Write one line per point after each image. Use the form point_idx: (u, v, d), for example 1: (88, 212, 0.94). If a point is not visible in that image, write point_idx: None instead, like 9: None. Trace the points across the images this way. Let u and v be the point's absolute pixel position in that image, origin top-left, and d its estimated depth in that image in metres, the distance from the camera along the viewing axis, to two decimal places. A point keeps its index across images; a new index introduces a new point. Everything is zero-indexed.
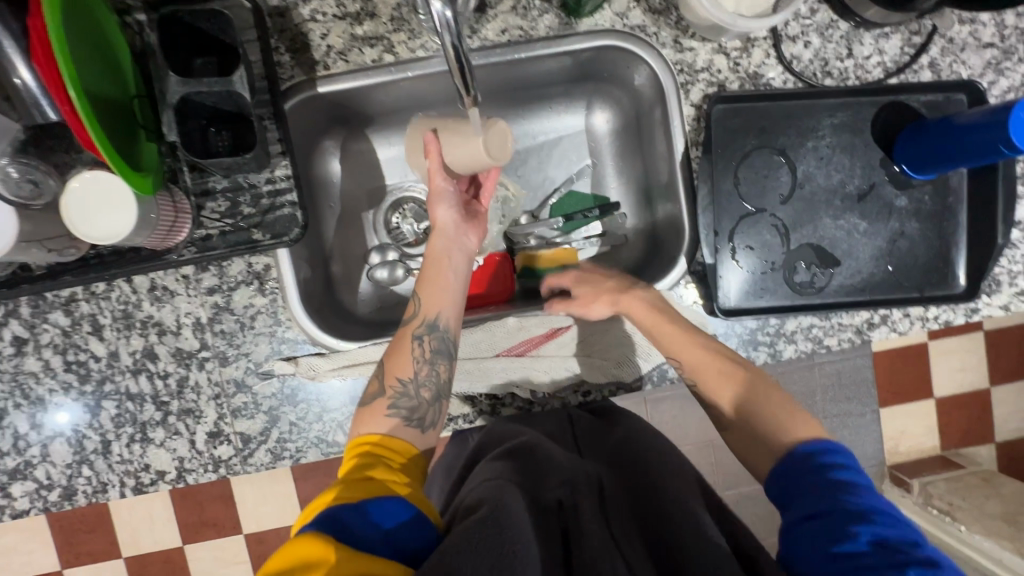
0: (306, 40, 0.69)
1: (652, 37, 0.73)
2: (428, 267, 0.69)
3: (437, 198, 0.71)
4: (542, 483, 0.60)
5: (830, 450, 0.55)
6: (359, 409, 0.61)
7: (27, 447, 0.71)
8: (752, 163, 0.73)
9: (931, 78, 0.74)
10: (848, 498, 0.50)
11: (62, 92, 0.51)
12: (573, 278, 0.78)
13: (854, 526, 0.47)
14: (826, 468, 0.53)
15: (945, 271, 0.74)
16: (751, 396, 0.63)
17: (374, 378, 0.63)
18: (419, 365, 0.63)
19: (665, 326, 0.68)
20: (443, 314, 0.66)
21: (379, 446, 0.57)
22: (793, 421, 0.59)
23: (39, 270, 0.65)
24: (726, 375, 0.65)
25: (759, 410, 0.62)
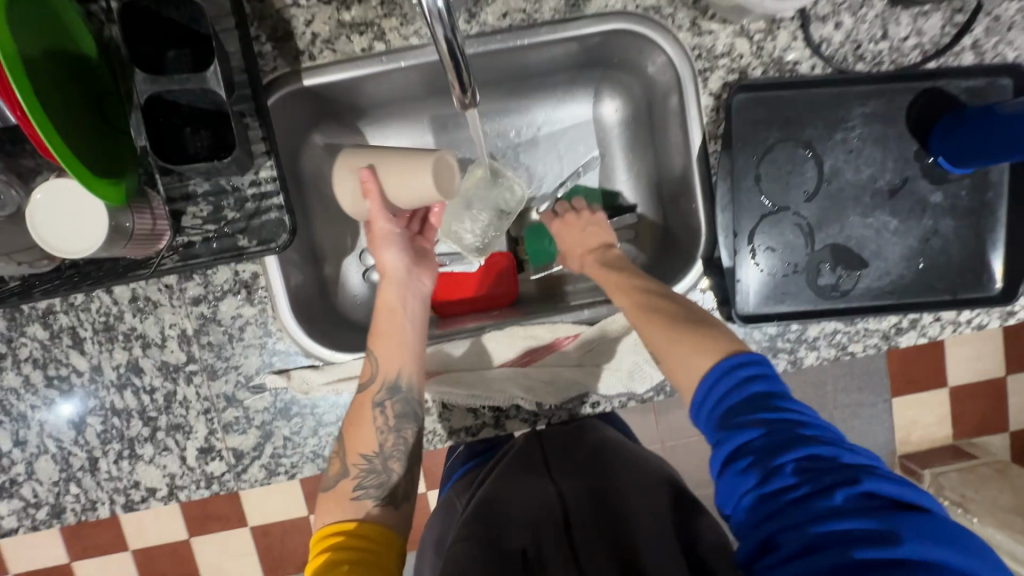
0: (289, 27, 0.63)
1: (667, 20, 0.66)
2: (380, 322, 0.65)
3: (382, 242, 0.67)
4: (505, 531, 0.61)
5: (752, 372, 0.52)
6: (323, 493, 0.60)
7: (11, 464, 0.68)
8: (775, 158, 0.67)
9: (973, 60, 0.67)
10: (772, 420, 0.49)
11: (11, 96, 0.46)
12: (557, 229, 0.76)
13: (779, 456, 0.46)
14: (750, 398, 0.51)
15: (980, 271, 0.69)
16: (682, 328, 0.57)
17: (334, 455, 0.61)
18: (383, 435, 0.61)
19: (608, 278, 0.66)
20: (397, 367, 0.63)
21: (349, 535, 0.56)
22: (715, 339, 0.56)
23: (13, 282, 0.62)
24: (658, 307, 0.60)
25: (682, 336, 0.56)
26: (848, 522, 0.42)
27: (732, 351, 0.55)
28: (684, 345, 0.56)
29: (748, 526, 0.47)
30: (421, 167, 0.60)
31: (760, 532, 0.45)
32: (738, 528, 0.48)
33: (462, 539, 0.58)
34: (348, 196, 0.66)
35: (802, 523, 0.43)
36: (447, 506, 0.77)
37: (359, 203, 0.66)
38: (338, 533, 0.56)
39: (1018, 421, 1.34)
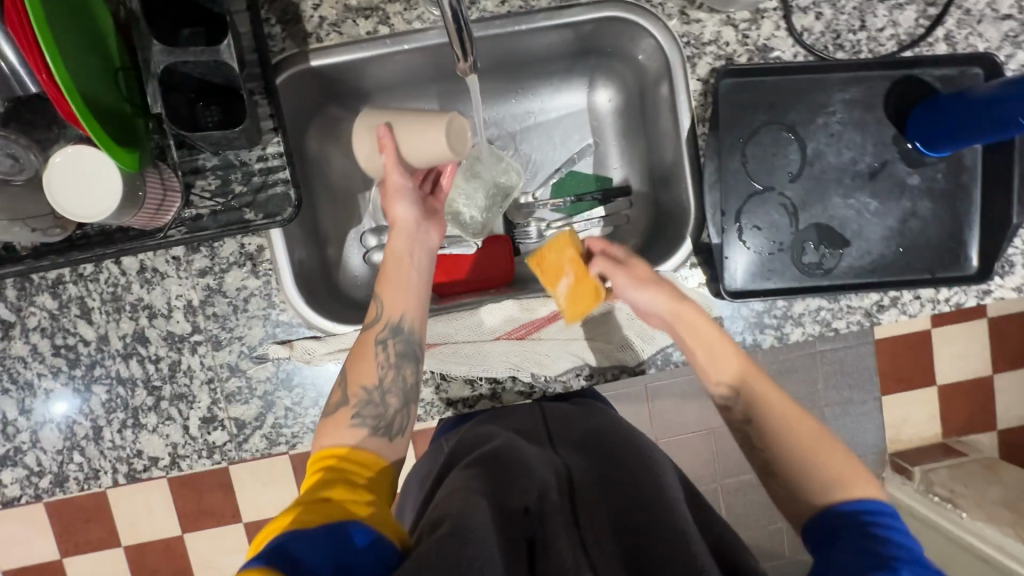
0: (298, 10, 0.66)
1: (657, 8, 0.70)
2: (388, 268, 0.65)
3: (395, 194, 0.67)
4: (508, 488, 0.58)
5: (874, 511, 0.53)
6: (321, 421, 0.60)
7: (16, 433, 0.69)
8: (760, 140, 0.70)
9: (946, 51, 0.71)
10: (892, 546, 0.47)
11: (39, 59, 0.48)
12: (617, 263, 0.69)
13: (893, 562, 0.45)
14: (873, 524, 0.51)
15: (957, 252, 0.72)
16: (808, 451, 0.58)
17: (336, 386, 0.61)
18: (383, 370, 0.61)
19: (712, 334, 0.64)
20: (400, 310, 0.63)
21: (345, 458, 0.56)
22: (848, 476, 0.56)
23: (24, 250, 0.64)
24: (784, 414, 0.61)
25: (807, 463, 0.58)
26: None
27: (865, 497, 0.54)
28: (804, 467, 0.58)
29: None
30: (435, 126, 0.65)
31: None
32: None
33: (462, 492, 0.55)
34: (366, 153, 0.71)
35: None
36: (434, 455, 0.81)
37: (375, 157, 0.70)
38: (334, 456, 0.56)
39: (1006, 419, 1.35)
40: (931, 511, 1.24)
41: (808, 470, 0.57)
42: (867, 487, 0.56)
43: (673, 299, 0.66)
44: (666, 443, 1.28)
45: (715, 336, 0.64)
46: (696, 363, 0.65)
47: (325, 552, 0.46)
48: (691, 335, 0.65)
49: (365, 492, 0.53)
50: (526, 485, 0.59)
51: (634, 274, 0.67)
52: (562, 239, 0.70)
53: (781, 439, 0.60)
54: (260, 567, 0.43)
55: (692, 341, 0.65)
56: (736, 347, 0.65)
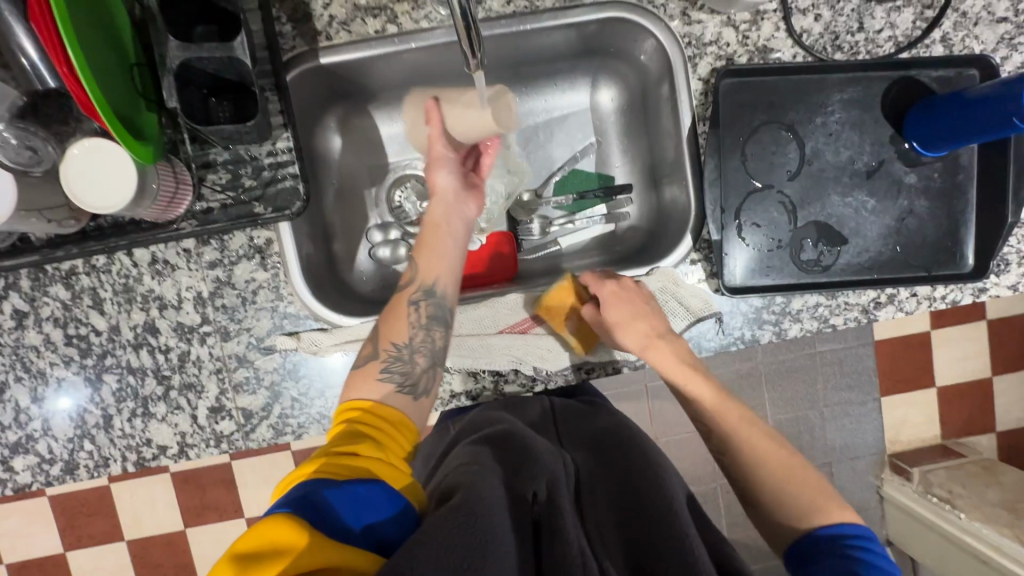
0: (308, 9, 0.68)
1: (660, 9, 0.72)
2: (427, 234, 0.70)
3: (438, 164, 0.74)
4: (518, 472, 0.58)
5: (851, 534, 0.58)
6: (353, 371, 0.61)
7: (28, 421, 0.71)
8: (760, 139, 0.72)
9: (943, 52, 0.73)
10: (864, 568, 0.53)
11: (60, 54, 0.50)
12: (611, 289, 0.71)
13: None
14: (849, 547, 0.56)
15: (954, 250, 0.74)
16: (785, 481, 0.63)
17: (368, 341, 0.63)
18: (414, 330, 0.63)
19: (690, 377, 0.68)
20: (437, 275, 0.66)
21: (368, 412, 0.57)
22: (823, 505, 0.61)
23: (39, 241, 0.65)
24: (758, 449, 0.65)
25: (788, 492, 0.62)
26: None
27: (839, 522, 0.59)
28: (779, 497, 0.62)
29: None
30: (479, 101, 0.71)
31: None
32: None
33: (474, 469, 0.54)
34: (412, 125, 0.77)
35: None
36: (439, 437, 0.85)
37: (420, 130, 0.76)
38: (359, 409, 0.57)
39: (1004, 420, 1.36)
40: (929, 511, 1.25)
41: (784, 500, 0.62)
42: (845, 514, 0.60)
43: (651, 338, 0.68)
44: (666, 442, 1.29)
45: (691, 377, 0.68)
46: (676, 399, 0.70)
47: (348, 505, 0.47)
48: (668, 373, 0.68)
49: (387, 450, 0.54)
50: (536, 472, 0.58)
51: (606, 322, 0.69)
52: (562, 287, 0.75)
53: (757, 472, 0.64)
54: (287, 512, 0.44)
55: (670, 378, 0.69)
56: (714, 387, 0.69)
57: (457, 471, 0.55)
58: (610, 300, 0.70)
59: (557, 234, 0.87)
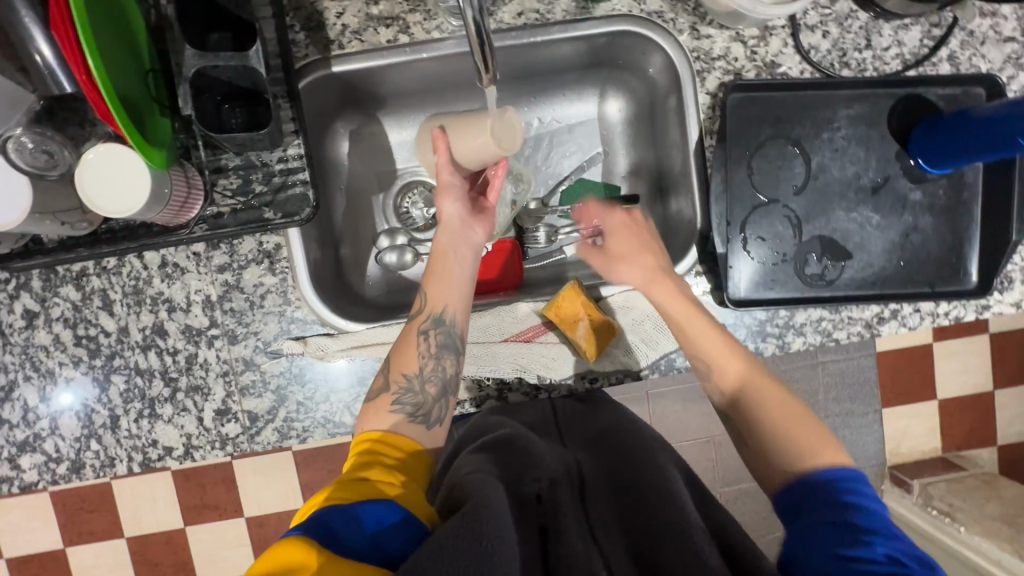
0: (321, 18, 0.68)
1: (669, 23, 0.72)
2: (434, 262, 0.68)
3: (444, 192, 0.69)
4: (522, 476, 0.59)
5: (842, 475, 0.54)
6: (367, 403, 0.61)
7: (36, 419, 0.71)
8: (766, 153, 0.72)
9: (950, 71, 0.73)
10: (863, 515, 0.50)
11: (79, 61, 0.51)
12: (618, 221, 0.74)
13: (868, 537, 0.48)
14: (841, 489, 0.53)
15: (957, 266, 0.74)
16: (784, 424, 0.60)
17: (380, 373, 0.63)
18: (424, 360, 0.63)
19: (687, 314, 0.66)
20: (444, 306, 0.65)
21: (380, 440, 0.57)
22: (817, 446, 0.57)
23: (51, 243, 0.66)
24: (755, 386, 0.63)
25: (781, 436, 0.59)
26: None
27: (835, 464, 0.55)
28: (776, 443, 0.59)
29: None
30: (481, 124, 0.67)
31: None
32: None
33: (481, 474, 0.55)
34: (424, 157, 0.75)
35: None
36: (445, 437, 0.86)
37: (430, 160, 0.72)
38: (372, 437, 0.57)
39: (1005, 435, 1.36)
40: (929, 523, 1.25)
41: (782, 445, 0.58)
42: (840, 455, 0.57)
43: (650, 277, 0.69)
44: None
45: (691, 319, 0.66)
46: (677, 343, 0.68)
47: (358, 524, 0.47)
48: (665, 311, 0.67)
49: (399, 472, 0.54)
50: (539, 474, 0.60)
51: (610, 257, 0.73)
52: (571, 289, 0.73)
53: (754, 413, 0.62)
54: (299, 535, 0.45)
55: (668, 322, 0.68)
56: (711, 321, 0.66)
57: (470, 475, 0.55)
58: (613, 229, 0.74)
59: (563, 243, 0.87)
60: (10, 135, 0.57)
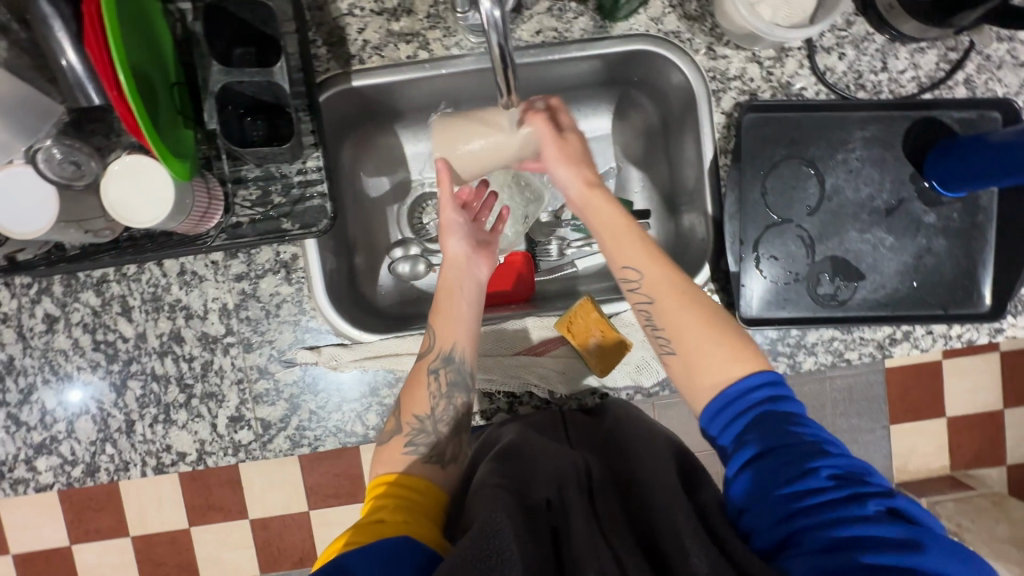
0: (343, 33, 0.70)
1: (685, 43, 0.73)
2: (440, 300, 0.70)
3: (448, 231, 0.73)
4: (528, 481, 0.57)
5: (763, 383, 0.56)
6: (378, 446, 0.64)
7: (53, 422, 0.72)
8: (781, 173, 0.73)
9: (966, 94, 0.73)
10: (797, 431, 0.52)
11: (110, 77, 0.52)
12: (569, 123, 0.70)
13: (815, 462, 0.50)
14: (764, 403, 0.55)
15: (971, 289, 0.74)
16: (709, 334, 0.58)
17: (391, 415, 0.65)
18: (435, 400, 0.65)
19: (619, 221, 0.65)
20: (451, 342, 0.67)
21: (391, 484, 0.59)
22: (740, 352, 0.57)
23: (74, 250, 0.67)
24: (681, 293, 0.61)
25: (707, 344, 0.58)
26: (884, 529, 0.45)
27: (751, 369, 0.56)
28: (702, 355, 0.58)
29: (767, 524, 0.49)
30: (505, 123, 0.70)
31: (783, 529, 0.48)
32: (754, 523, 0.50)
33: (495, 489, 0.54)
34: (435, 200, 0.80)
35: (828, 524, 0.46)
36: None
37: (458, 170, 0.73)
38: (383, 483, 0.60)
39: (1016, 455, 1.34)
40: None
41: (708, 356, 0.58)
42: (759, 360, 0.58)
43: (588, 184, 0.67)
44: None
45: (624, 227, 0.64)
46: (604, 251, 0.65)
47: (371, 559, 0.49)
48: (601, 219, 0.65)
49: (411, 508, 0.56)
50: (548, 478, 0.58)
51: (561, 147, 0.68)
52: (583, 305, 0.73)
53: (680, 322, 0.60)
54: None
55: (600, 227, 0.65)
56: (642, 231, 0.64)
57: (483, 490, 0.55)
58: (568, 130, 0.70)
59: (575, 256, 0.88)
60: (38, 146, 0.58)
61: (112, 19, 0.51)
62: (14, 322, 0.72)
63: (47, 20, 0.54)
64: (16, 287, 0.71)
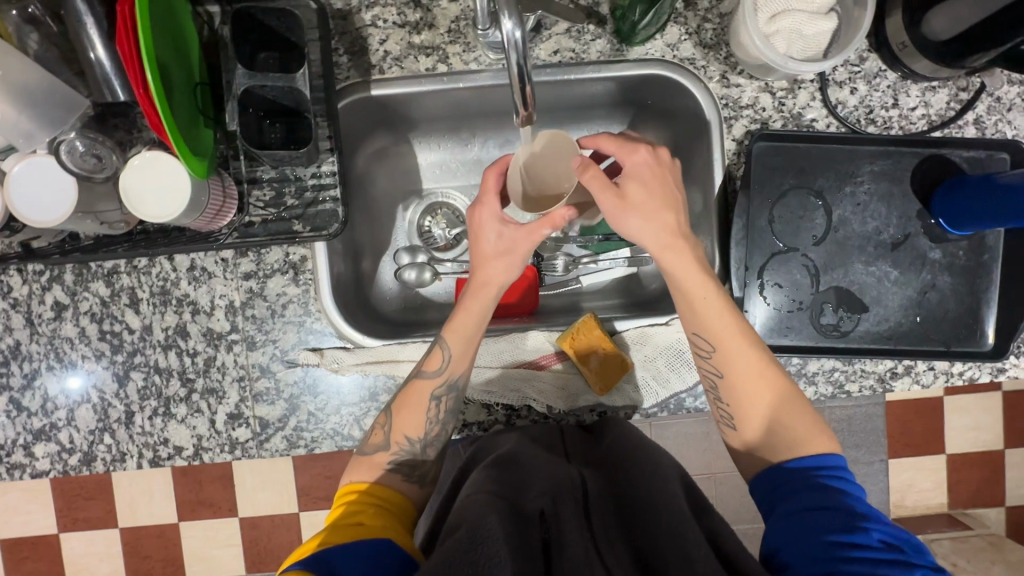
0: (364, 44, 0.71)
1: (700, 70, 0.74)
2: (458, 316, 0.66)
3: (493, 256, 0.65)
4: (525, 488, 0.57)
5: (831, 466, 0.57)
6: (358, 455, 0.64)
7: (54, 409, 0.73)
8: (789, 203, 0.73)
9: (975, 134, 0.74)
10: (850, 500, 0.53)
11: (137, 75, 0.52)
12: (643, 162, 0.63)
13: (867, 524, 0.50)
14: (823, 475, 0.56)
15: (974, 328, 0.74)
16: (776, 412, 0.60)
17: (381, 428, 0.64)
18: (430, 425, 0.64)
19: (701, 287, 0.61)
20: (461, 372, 0.65)
21: (366, 491, 0.60)
22: (812, 435, 0.59)
23: (88, 240, 0.69)
24: (755, 371, 0.61)
25: (778, 422, 0.60)
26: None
27: (821, 452, 0.58)
28: (767, 431, 0.60)
29: (804, 562, 0.49)
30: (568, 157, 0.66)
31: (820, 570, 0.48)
32: (790, 559, 0.50)
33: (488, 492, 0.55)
34: (487, 193, 0.66)
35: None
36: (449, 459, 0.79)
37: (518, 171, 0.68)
38: (358, 489, 0.60)
39: (1015, 496, 1.32)
40: None
41: (774, 432, 0.60)
42: (829, 445, 0.59)
43: (663, 245, 0.62)
44: None
45: (701, 292, 0.61)
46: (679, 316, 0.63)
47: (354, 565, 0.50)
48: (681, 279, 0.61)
49: (391, 517, 0.58)
50: (543, 488, 0.58)
51: (624, 202, 0.62)
52: (585, 322, 0.74)
53: (750, 390, 0.61)
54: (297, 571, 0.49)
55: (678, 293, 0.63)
56: (724, 297, 0.62)
57: (474, 495, 0.55)
58: (631, 172, 0.63)
59: (579, 273, 0.89)
60: (63, 138, 0.60)
61: (144, 22, 0.53)
62: (24, 307, 0.73)
63: (80, 18, 0.56)
64: (28, 273, 0.72)
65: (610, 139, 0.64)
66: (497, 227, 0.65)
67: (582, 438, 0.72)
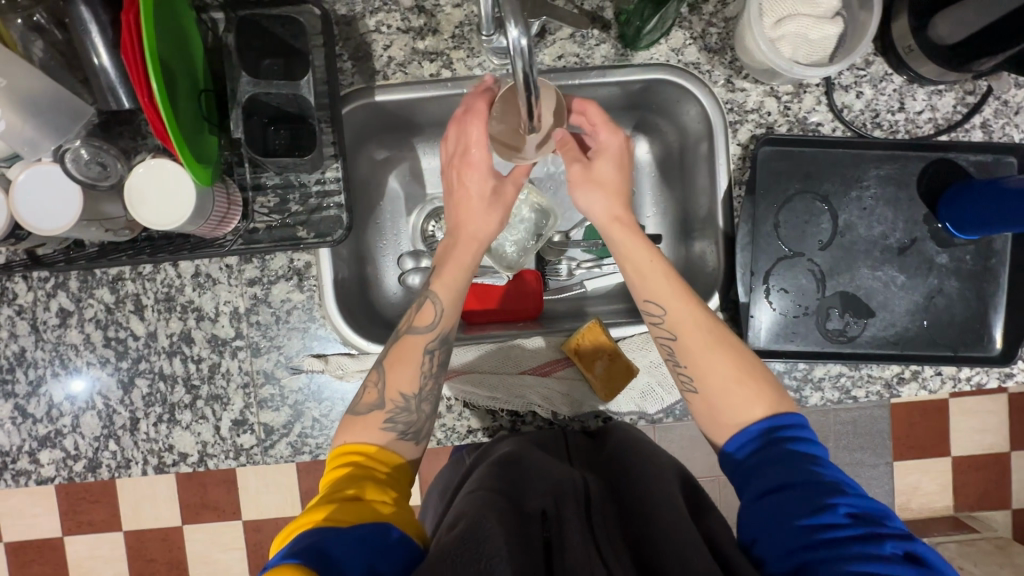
0: (368, 49, 0.71)
1: (705, 75, 0.74)
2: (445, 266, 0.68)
3: (480, 208, 0.69)
4: (526, 489, 0.59)
5: (795, 426, 0.57)
6: (351, 414, 0.62)
7: (59, 416, 0.73)
8: (794, 207, 0.73)
9: (982, 137, 0.74)
10: (818, 470, 0.52)
11: (143, 84, 0.53)
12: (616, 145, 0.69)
13: (833, 499, 0.49)
14: (789, 440, 0.56)
15: (981, 332, 0.73)
16: (734, 376, 0.60)
17: (373, 387, 0.63)
18: (425, 380, 0.64)
19: (643, 252, 0.65)
20: (452, 324, 0.66)
21: (371, 457, 0.59)
22: (765, 393, 0.59)
23: (92, 248, 0.68)
24: (706, 333, 0.62)
25: (735, 384, 0.59)
26: (894, 569, 0.44)
27: (782, 411, 0.58)
28: (725, 393, 0.59)
29: (778, 551, 0.49)
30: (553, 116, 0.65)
31: (794, 558, 0.48)
32: (766, 550, 0.50)
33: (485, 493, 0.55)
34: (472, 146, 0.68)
35: (842, 558, 0.46)
36: (454, 466, 0.79)
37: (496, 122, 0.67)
38: (361, 453, 0.58)
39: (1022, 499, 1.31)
40: None
41: (730, 396, 0.59)
42: (786, 405, 0.59)
43: (616, 216, 0.68)
44: None
45: (646, 259, 0.65)
46: (628, 283, 0.65)
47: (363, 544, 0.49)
48: (624, 251, 0.66)
49: (391, 490, 0.56)
50: (543, 488, 0.59)
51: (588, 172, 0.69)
52: (591, 328, 0.74)
53: (703, 348, 0.61)
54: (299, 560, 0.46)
55: (625, 257, 0.66)
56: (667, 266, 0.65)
57: (474, 494, 0.55)
58: (603, 151, 0.69)
59: (583, 277, 0.88)
60: (68, 147, 0.59)
61: (150, 33, 0.52)
62: (29, 314, 0.73)
63: (84, 26, 0.56)
64: (33, 280, 0.72)
65: (596, 110, 0.67)
66: (487, 181, 0.69)
67: (587, 445, 0.72)
